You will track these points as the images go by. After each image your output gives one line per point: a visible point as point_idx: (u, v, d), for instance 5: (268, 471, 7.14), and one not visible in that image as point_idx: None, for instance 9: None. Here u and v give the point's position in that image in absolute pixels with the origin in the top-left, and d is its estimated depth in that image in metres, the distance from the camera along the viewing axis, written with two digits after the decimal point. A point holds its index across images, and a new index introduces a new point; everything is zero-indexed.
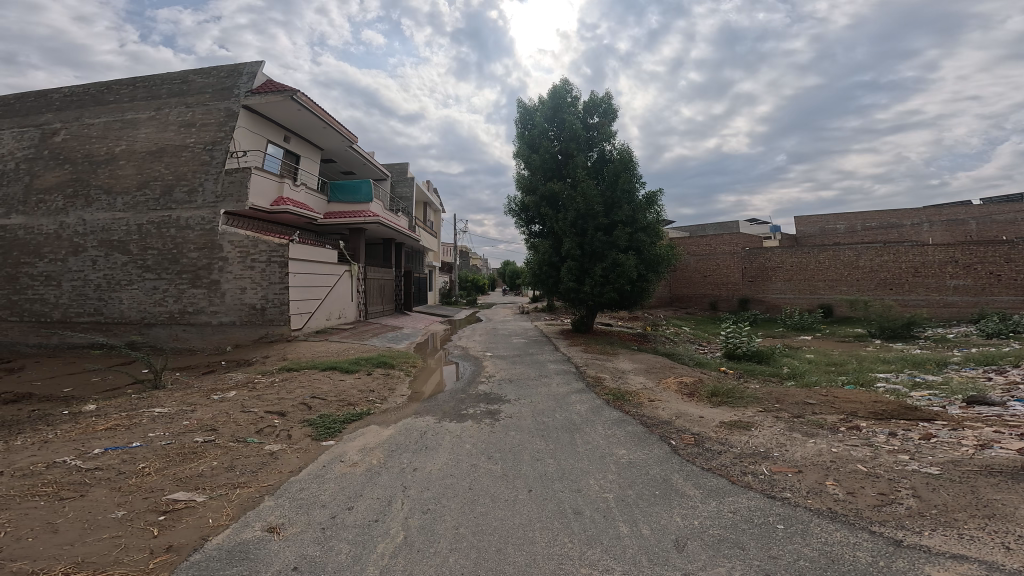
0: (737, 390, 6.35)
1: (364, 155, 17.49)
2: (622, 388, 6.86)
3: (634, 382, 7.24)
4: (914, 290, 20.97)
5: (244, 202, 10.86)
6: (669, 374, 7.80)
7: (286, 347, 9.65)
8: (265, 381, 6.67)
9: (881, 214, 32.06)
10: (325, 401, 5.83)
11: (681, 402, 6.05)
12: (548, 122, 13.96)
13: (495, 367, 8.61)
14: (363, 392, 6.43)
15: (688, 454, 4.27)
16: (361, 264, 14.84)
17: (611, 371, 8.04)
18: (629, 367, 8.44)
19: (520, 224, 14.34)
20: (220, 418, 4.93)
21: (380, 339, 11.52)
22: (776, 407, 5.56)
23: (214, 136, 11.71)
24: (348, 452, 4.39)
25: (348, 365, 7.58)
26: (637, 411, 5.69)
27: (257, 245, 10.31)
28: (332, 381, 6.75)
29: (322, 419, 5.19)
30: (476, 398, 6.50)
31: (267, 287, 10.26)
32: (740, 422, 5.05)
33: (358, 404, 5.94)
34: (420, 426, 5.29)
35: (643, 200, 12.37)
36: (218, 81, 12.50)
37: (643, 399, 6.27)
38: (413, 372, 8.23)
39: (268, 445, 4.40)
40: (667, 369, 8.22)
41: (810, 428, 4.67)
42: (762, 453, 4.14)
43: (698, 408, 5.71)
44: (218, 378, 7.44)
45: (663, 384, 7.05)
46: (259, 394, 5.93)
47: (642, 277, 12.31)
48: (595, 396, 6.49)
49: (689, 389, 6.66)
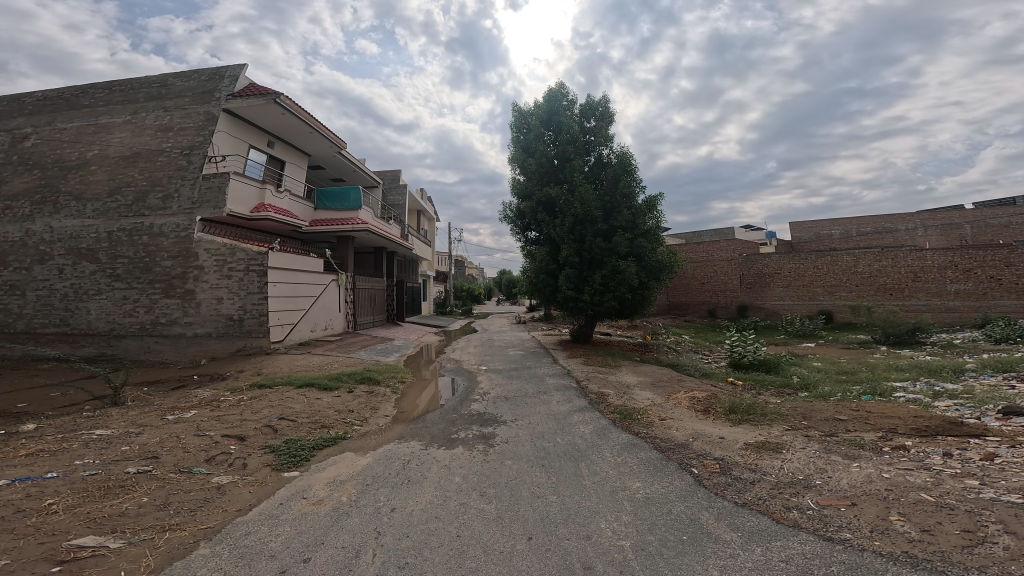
0: (758, 405, 5.77)
1: (354, 162, 17.06)
2: (629, 405, 6.28)
3: (640, 398, 6.65)
4: (915, 296, 20.71)
5: (222, 208, 10.29)
6: (678, 388, 7.21)
7: (264, 361, 8.94)
8: (233, 399, 6.02)
9: (875, 219, 32.10)
10: (295, 423, 5.17)
11: (696, 420, 5.47)
12: (544, 126, 13.64)
13: (490, 382, 7.98)
14: (341, 413, 5.77)
15: (715, 485, 3.69)
16: (350, 274, 14.21)
17: (616, 386, 7.44)
18: (635, 380, 7.86)
19: (516, 231, 13.84)
20: (167, 444, 4.26)
21: (367, 352, 10.83)
22: (804, 424, 4.99)
23: (192, 140, 11.21)
24: (312, 487, 3.75)
25: (328, 381, 6.93)
26: (649, 433, 5.10)
27: (235, 253, 9.70)
28: (307, 400, 6.08)
29: (288, 445, 4.54)
30: (468, 419, 5.86)
31: (245, 297, 9.63)
32: (767, 443, 4.48)
33: (333, 426, 5.29)
34: (404, 454, 4.66)
35: (643, 204, 11.94)
36: (199, 85, 12.17)
37: (653, 417, 5.68)
38: (401, 388, 7.57)
39: (215, 477, 3.75)
40: (674, 382, 7.65)
41: (851, 450, 4.10)
42: (802, 482, 3.56)
43: (718, 427, 5.13)
44: (183, 394, 6.75)
45: (674, 399, 6.47)
46: (222, 414, 5.28)
47: (644, 285, 11.78)
48: (599, 414, 5.90)
49: (703, 404, 6.09)
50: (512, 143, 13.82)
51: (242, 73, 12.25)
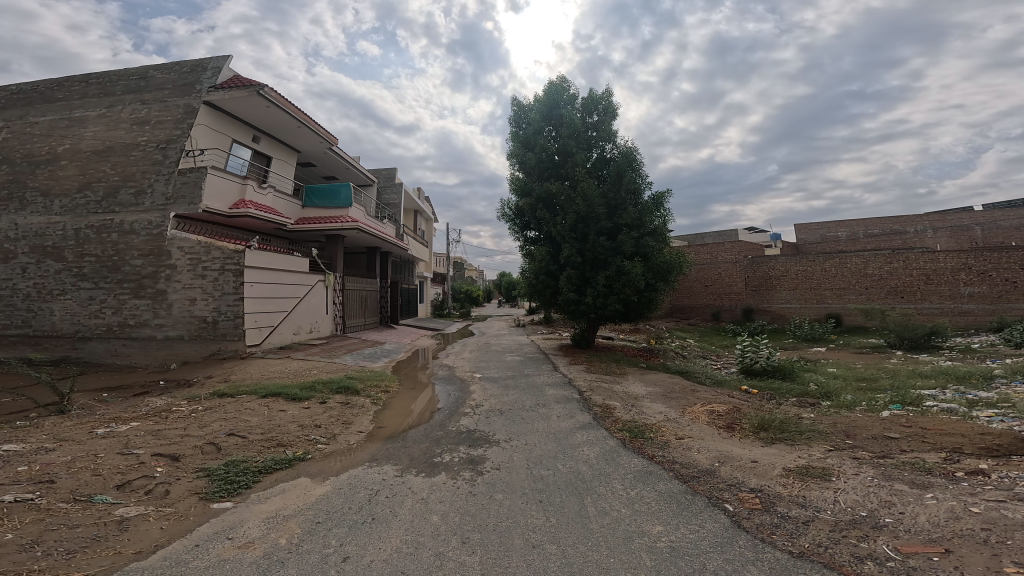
0: (790, 421, 5.03)
1: (346, 159, 16.43)
2: (640, 421, 5.54)
3: (651, 412, 5.93)
4: (927, 298, 20.00)
5: (197, 204, 9.66)
6: (692, 399, 6.47)
7: (236, 366, 8.27)
8: (184, 410, 5.30)
9: (882, 220, 31.38)
10: (245, 440, 4.44)
11: (720, 439, 4.74)
12: (544, 120, 12.98)
13: (483, 392, 7.27)
14: (305, 428, 5.03)
15: (757, 526, 2.98)
16: (338, 274, 13.50)
17: (624, 398, 6.70)
18: (644, 390, 7.12)
19: (515, 230, 13.14)
20: (76, 465, 3.55)
21: (353, 356, 10.12)
22: (849, 444, 4.27)
23: (169, 134, 10.63)
24: (244, 524, 3.02)
25: (299, 391, 6.21)
26: (666, 457, 4.37)
27: (210, 252, 9.06)
28: (269, 412, 5.35)
29: (228, 468, 3.82)
30: (455, 437, 5.13)
31: (219, 299, 8.99)
32: (812, 467, 3.77)
33: (293, 445, 4.55)
34: (372, 481, 3.92)
35: (650, 201, 11.22)
36: (179, 77, 11.61)
37: (669, 437, 4.95)
38: (384, 398, 6.82)
39: (120, 509, 3.04)
40: (686, 393, 6.91)
41: (918, 476, 3.38)
42: (867, 522, 2.84)
43: (748, 448, 4.40)
44: (137, 404, 6.06)
45: (690, 413, 5.73)
46: (163, 428, 4.56)
47: (650, 287, 11.04)
48: (606, 433, 5.18)
49: (724, 420, 5.37)
50: (510, 138, 13.17)
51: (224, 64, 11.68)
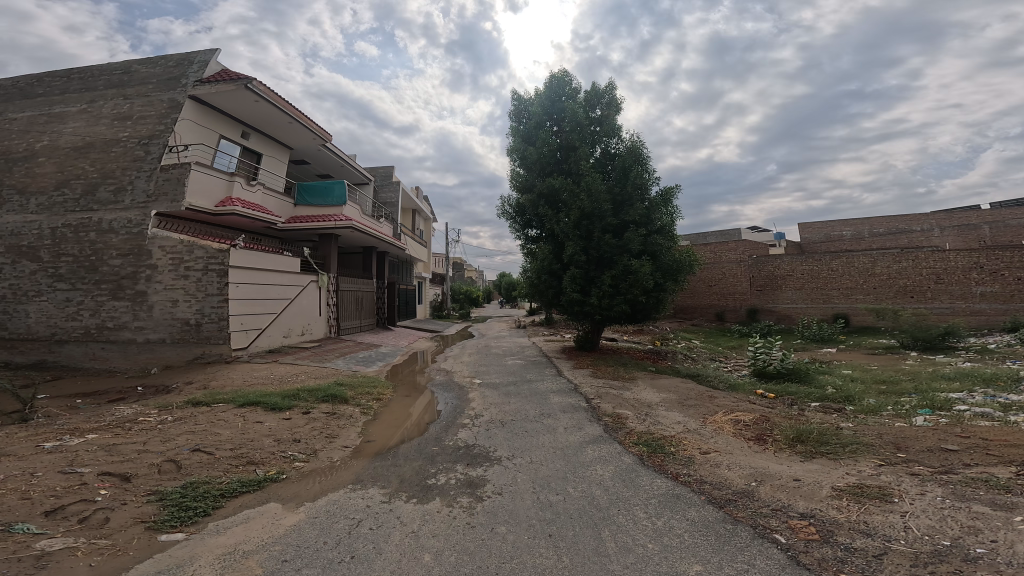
0: (828, 431, 4.55)
1: (341, 156, 15.94)
2: (658, 433, 5.03)
3: (667, 422, 5.42)
4: (937, 298, 19.54)
5: (180, 201, 9.22)
6: (712, 408, 5.95)
7: (219, 371, 7.76)
8: (150, 421, 4.77)
9: (888, 219, 30.86)
10: (211, 457, 3.92)
11: (752, 454, 4.23)
12: (546, 114, 12.50)
13: (484, 400, 6.77)
14: (282, 444, 4.49)
15: (820, 562, 2.51)
16: (333, 274, 12.98)
17: (637, 406, 6.18)
18: (659, 398, 6.59)
19: (516, 228, 12.65)
20: (3, 487, 3.03)
21: (346, 359, 9.61)
22: (901, 458, 3.81)
23: (152, 129, 10.18)
24: (194, 564, 2.52)
25: (280, 400, 5.69)
26: (694, 476, 3.87)
27: (193, 251, 8.58)
28: (244, 425, 4.82)
29: (186, 490, 3.31)
30: (451, 454, 4.62)
31: (203, 300, 8.50)
32: (867, 488, 3.35)
33: (266, 463, 4.03)
34: (354, 508, 3.42)
35: (658, 197, 10.71)
36: (165, 71, 11.18)
37: (692, 451, 4.44)
38: (376, 407, 6.30)
39: (42, 542, 2.52)
40: (704, 399, 6.38)
41: (999, 497, 2.95)
42: (955, 554, 2.43)
43: (786, 464, 3.91)
44: (105, 413, 5.57)
45: (713, 424, 5.21)
46: (119, 442, 4.03)
47: (659, 287, 10.51)
48: (621, 447, 4.67)
49: (751, 431, 4.87)
50: (511, 133, 12.69)
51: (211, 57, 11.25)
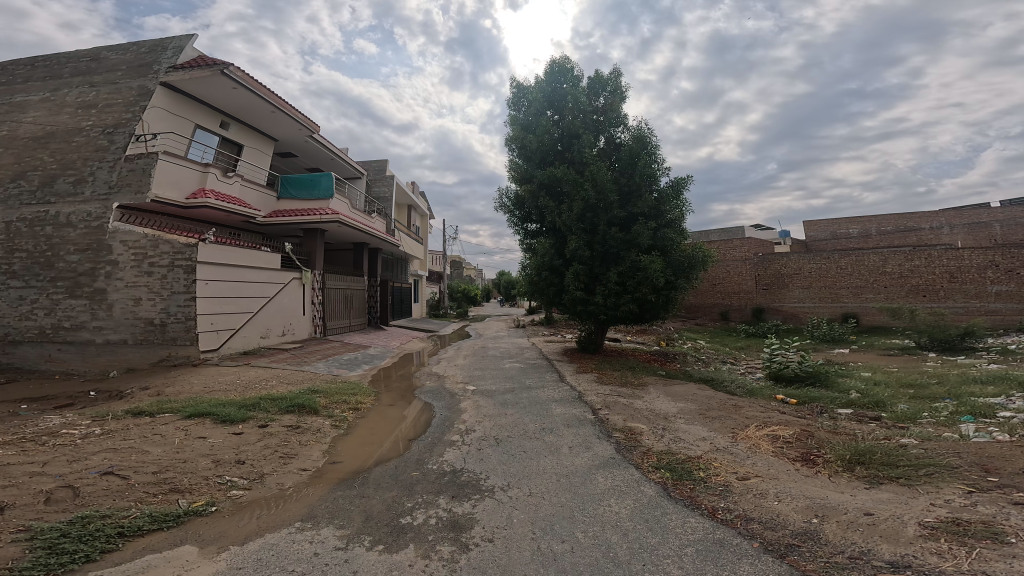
0: (888, 449, 3.81)
1: (330, 148, 15.19)
2: (681, 454, 4.26)
3: (688, 437, 4.69)
4: (951, 298, 18.81)
5: (145, 192, 8.63)
6: (740, 420, 5.18)
7: (181, 375, 7.05)
8: (70, 436, 4.13)
9: (896, 217, 30.03)
10: (122, 483, 3.26)
11: (803, 480, 3.48)
12: (547, 100, 11.73)
13: (475, 409, 6.05)
14: (220, 467, 3.73)
15: None
16: (319, 271, 12.21)
17: (652, 419, 5.41)
18: (676, 408, 5.80)
19: (514, 222, 11.89)
20: None
21: (328, 362, 8.83)
22: (995, 484, 3.08)
23: (118, 118, 9.72)
24: None
25: (233, 410, 4.94)
26: (740, 512, 3.11)
27: (157, 246, 7.95)
28: (182, 440, 4.11)
29: (69, 527, 2.68)
30: (433, 481, 3.88)
31: (168, 298, 7.84)
32: (961, 522, 2.64)
33: (194, 491, 3.32)
34: (291, 553, 2.71)
35: (669, 187, 9.93)
36: (136, 58, 10.75)
37: (728, 477, 3.68)
38: (351, 418, 5.54)
39: None
40: (730, 410, 5.59)
41: None
42: None
43: (850, 495, 3.18)
44: (36, 421, 4.92)
45: (746, 441, 4.44)
46: (14, 463, 3.42)
47: (670, 286, 9.69)
48: (640, 472, 3.92)
49: (792, 450, 4.13)
50: (510, 120, 11.92)
51: (188, 44, 10.84)
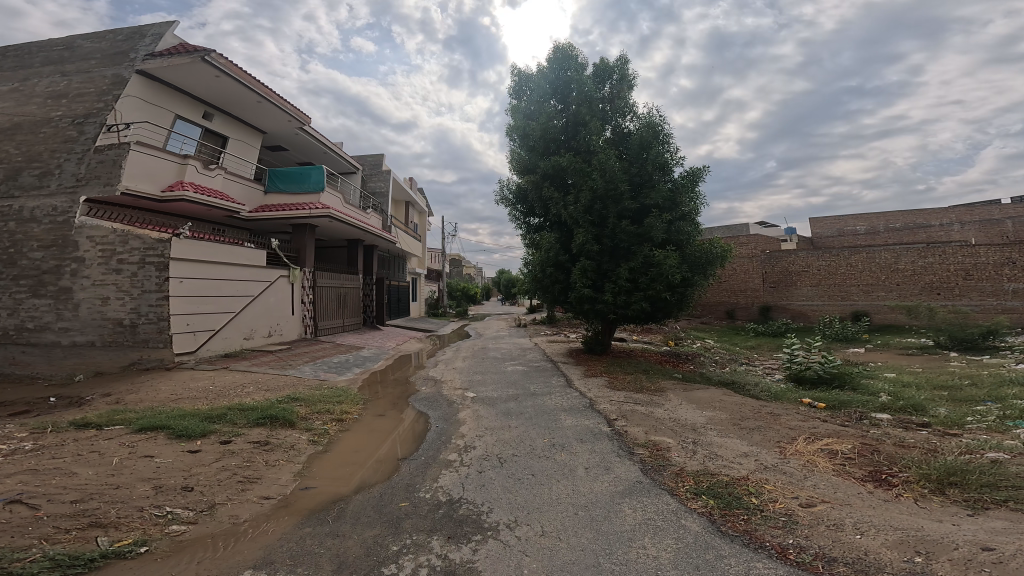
0: (977, 466, 3.25)
1: (321, 141, 14.48)
2: (723, 475, 3.63)
3: (727, 453, 4.07)
4: (966, 295, 18.19)
5: (115, 184, 8.01)
6: (782, 432, 4.54)
7: (150, 380, 6.37)
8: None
9: (905, 214, 29.34)
10: (29, 516, 2.58)
11: (887, 509, 2.94)
12: (551, 87, 11.06)
13: (476, 420, 5.39)
14: (161, 495, 3.06)
15: None
16: (310, 268, 11.50)
17: (680, 431, 4.76)
18: (704, 418, 5.14)
19: (515, 216, 11.23)
20: None
21: (315, 365, 8.13)
22: None
23: (90, 107, 9.05)
24: None
25: (193, 423, 4.28)
26: (818, 546, 2.58)
27: (127, 242, 7.27)
28: (122, 459, 3.46)
29: None
30: (425, 516, 3.21)
31: (138, 298, 7.16)
32: None
33: (122, 525, 2.65)
34: None
35: (684, 177, 9.26)
36: (111, 45, 10.07)
37: (789, 504, 3.12)
38: (334, 432, 4.87)
39: None
40: (768, 420, 4.93)
41: None
42: None
43: (951, 524, 2.69)
44: None
45: (799, 457, 3.85)
46: None
47: (686, 283, 9.00)
48: (682, 498, 3.32)
49: (857, 469, 3.55)
50: (512, 110, 11.26)
51: (168, 31, 10.17)
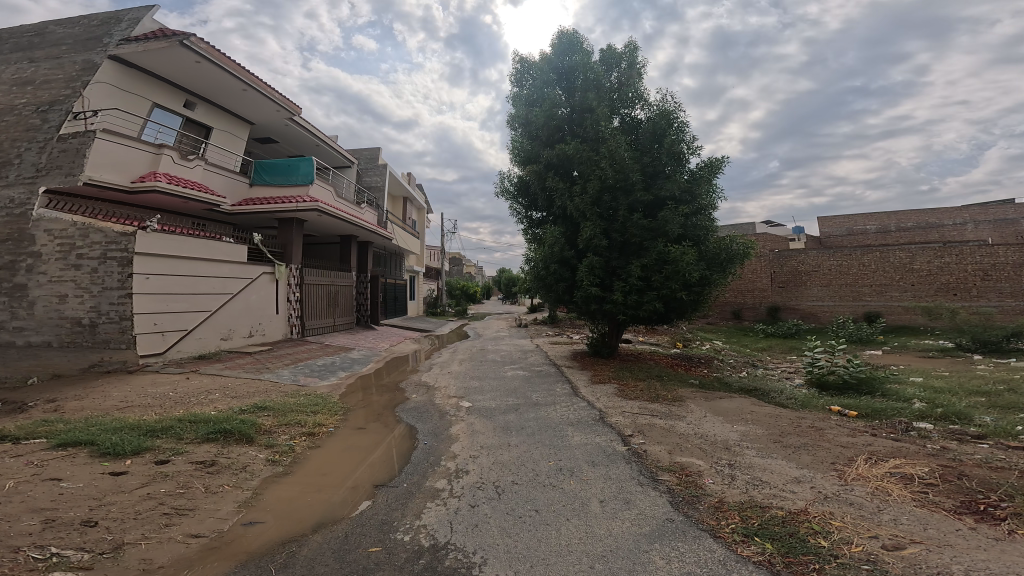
0: None
1: (313, 132, 13.76)
2: (776, 509, 2.96)
3: (773, 479, 3.39)
4: (985, 296, 17.45)
5: (77, 174, 7.39)
6: (835, 451, 3.86)
7: (105, 384, 5.70)
8: None
9: (916, 213, 28.50)
10: None
11: (1007, 553, 2.26)
12: (555, 73, 10.34)
13: (470, 437, 4.68)
14: (51, 531, 2.41)
15: None
16: (298, 264, 10.79)
17: (712, 450, 4.07)
18: (737, 434, 4.44)
19: (516, 210, 10.56)
20: None
21: (296, 368, 7.43)
22: None
23: (57, 94, 8.43)
24: None
25: (126, 437, 3.63)
26: None
27: (87, 236, 6.61)
28: (20, 485, 2.82)
29: None
30: (395, 568, 2.51)
31: (99, 295, 6.51)
32: None
33: None
34: None
35: (702, 168, 8.54)
36: (84, 30, 9.41)
37: (869, 546, 2.44)
38: (302, 449, 4.17)
39: None
40: (813, 436, 4.24)
41: None
42: None
43: None
44: None
45: (865, 484, 3.20)
46: None
47: (704, 281, 8.25)
48: (729, 538, 2.65)
49: (942, 501, 2.89)
50: (514, 98, 10.57)
51: (145, 15, 9.49)
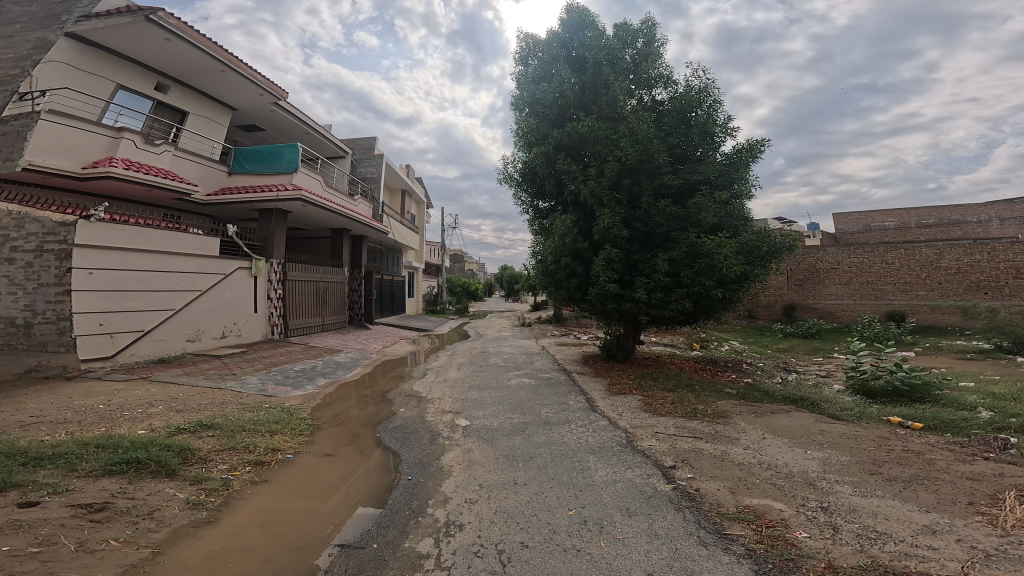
0: None
1: (300, 118, 12.71)
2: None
3: (900, 529, 2.49)
4: (1019, 296, 16.29)
5: (16, 159, 6.56)
6: (966, 486, 2.97)
7: (32, 392, 4.78)
8: None
9: (937, 209, 27.14)
10: None
11: None
12: (565, 48, 9.29)
13: (466, 470, 3.70)
14: None
15: None
16: (280, 257, 9.83)
17: (790, 486, 3.12)
18: (818, 463, 3.48)
19: (523, 200, 9.59)
20: None
21: (267, 374, 6.45)
22: None
23: (6, 74, 7.54)
24: None
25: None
26: None
27: (21, 226, 5.65)
28: None
29: None
30: None
31: (34, 291, 5.57)
32: None
33: None
34: None
35: (738, 151, 7.51)
36: (41, 7, 8.41)
37: None
38: (241, 485, 3.18)
39: None
40: (924, 466, 3.35)
41: None
42: None
43: None
44: None
45: None
46: None
47: (742, 278, 7.21)
48: None
49: None
50: (520, 78, 9.58)
51: None
